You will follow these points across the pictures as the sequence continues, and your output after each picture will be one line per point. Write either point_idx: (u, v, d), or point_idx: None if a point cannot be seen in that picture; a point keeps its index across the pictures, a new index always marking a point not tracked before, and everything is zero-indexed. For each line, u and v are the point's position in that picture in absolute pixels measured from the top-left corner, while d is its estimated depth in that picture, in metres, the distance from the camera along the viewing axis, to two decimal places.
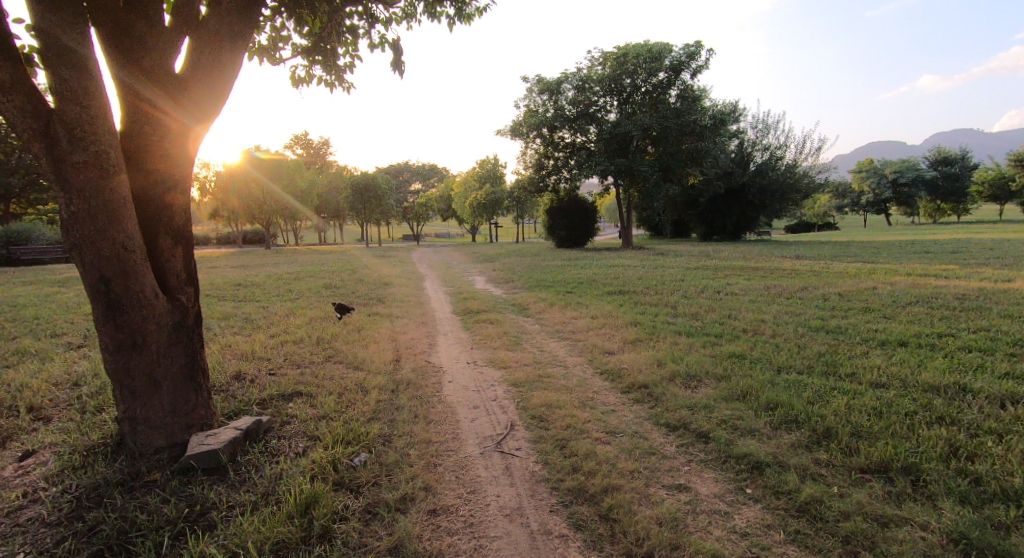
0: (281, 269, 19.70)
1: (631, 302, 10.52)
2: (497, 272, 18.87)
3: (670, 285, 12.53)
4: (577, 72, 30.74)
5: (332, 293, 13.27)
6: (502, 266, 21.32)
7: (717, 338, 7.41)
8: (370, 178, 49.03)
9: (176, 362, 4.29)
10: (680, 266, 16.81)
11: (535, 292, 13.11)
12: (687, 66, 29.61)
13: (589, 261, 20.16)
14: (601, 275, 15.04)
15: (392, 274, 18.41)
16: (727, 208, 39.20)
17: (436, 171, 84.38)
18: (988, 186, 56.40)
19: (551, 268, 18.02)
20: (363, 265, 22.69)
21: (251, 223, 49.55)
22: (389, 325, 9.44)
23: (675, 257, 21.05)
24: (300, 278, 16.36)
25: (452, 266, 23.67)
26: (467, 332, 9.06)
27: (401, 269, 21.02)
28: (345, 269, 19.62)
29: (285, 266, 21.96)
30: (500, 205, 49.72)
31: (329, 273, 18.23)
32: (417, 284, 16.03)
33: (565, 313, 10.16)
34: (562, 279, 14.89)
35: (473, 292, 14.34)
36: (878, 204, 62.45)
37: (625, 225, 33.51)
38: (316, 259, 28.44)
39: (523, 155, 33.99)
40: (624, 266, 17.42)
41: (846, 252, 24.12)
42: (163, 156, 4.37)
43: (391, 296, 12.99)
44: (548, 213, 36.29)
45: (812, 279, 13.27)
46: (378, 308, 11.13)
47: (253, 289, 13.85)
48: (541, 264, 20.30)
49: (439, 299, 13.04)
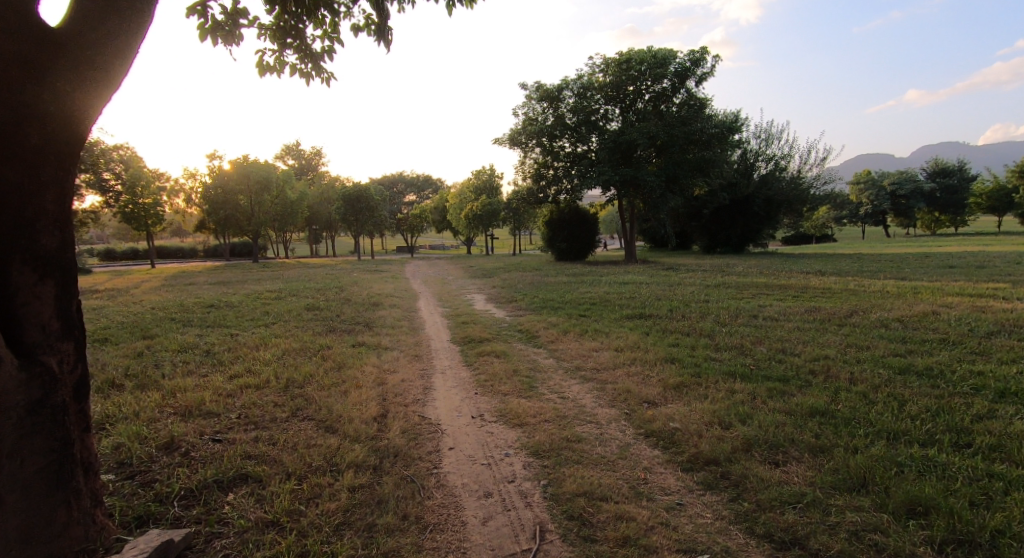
0: (263, 287, 18.19)
1: (659, 331, 9.06)
2: (496, 290, 17.41)
3: (696, 307, 11.12)
4: (578, 79, 29.52)
5: (314, 316, 11.78)
6: (501, 282, 19.86)
7: (783, 384, 5.98)
8: (363, 189, 47.68)
9: (32, 462, 2.91)
10: (697, 284, 15.40)
11: (542, 315, 11.67)
12: (693, 72, 28.38)
13: (594, 277, 18.72)
14: (613, 295, 13.64)
15: (383, 292, 16.94)
16: (730, 220, 37.87)
17: (430, 182, 83.06)
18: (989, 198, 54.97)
19: (555, 286, 16.60)
20: (353, 282, 21.20)
21: (239, 235, 47.93)
22: (377, 360, 7.96)
23: (687, 273, 19.68)
24: (280, 298, 14.84)
25: (448, 282, 22.21)
26: (470, 370, 7.58)
27: (393, 286, 19.48)
28: (332, 287, 18.13)
29: (268, 282, 20.43)
30: (496, 217, 48.40)
31: (315, 291, 16.75)
32: (411, 304, 14.55)
33: (583, 344, 8.71)
34: (570, 300, 13.45)
35: (473, 314, 12.86)
36: (876, 216, 61.67)
37: (628, 238, 32.13)
38: (303, 275, 26.89)
39: (521, 165, 32.62)
40: (636, 283, 16.00)
41: (864, 267, 22.85)
42: (19, 141, 2.90)
43: (382, 320, 11.52)
44: (548, 225, 34.96)
45: (851, 300, 11.90)
46: (366, 336, 9.66)
47: (226, 311, 12.33)
48: (544, 281, 18.87)
49: (435, 324, 11.56)
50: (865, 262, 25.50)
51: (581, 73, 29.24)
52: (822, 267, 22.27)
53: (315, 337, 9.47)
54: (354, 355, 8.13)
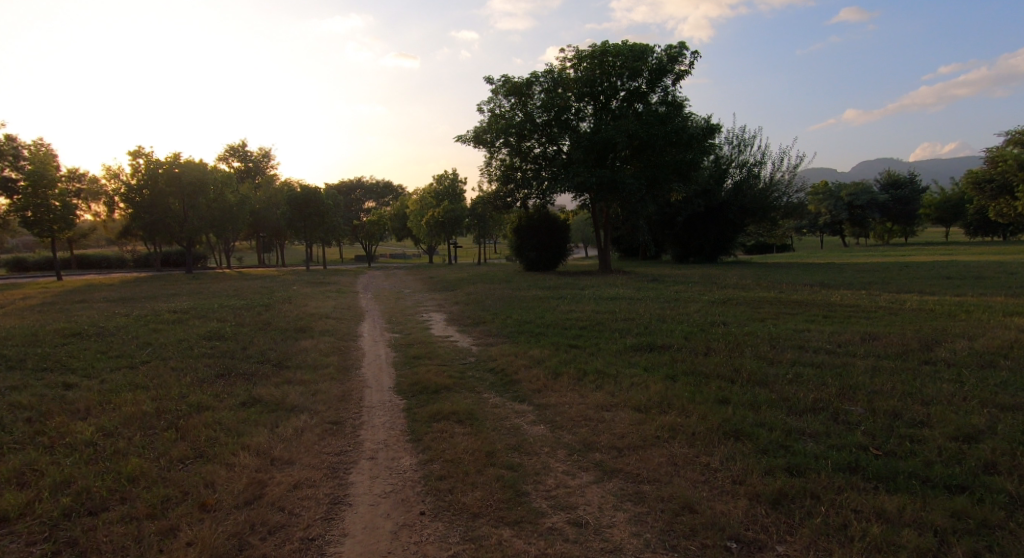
0: (175, 309, 15.04)
1: (690, 373, 6.43)
2: (459, 309, 14.61)
3: (718, 331, 8.56)
4: (547, 73, 27.29)
5: (214, 356, 8.80)
6: (465, 298, 17.09)
7: (967, 498, 3.38)
8: (312, 192, 44.30)
9: None
10: (697, 298, 12.90)
11: (518, 346, 8.93)
12: (670, 68, 26.08)
13: (571, 291, 16.06)
14: (603, 315, 11.03)
15: (320, 312, 13.92)
16: (704, 227, 35.79)
17: (389, 189, 79.47)
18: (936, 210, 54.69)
19: (528, 303, 13.93)
20: (291, 298, 18.14)
21: (174, 242, 44.47)
22: (270, 435, 5.08)
23: (674, 284, 17.22)
24: (184, 328, 11.74)
25: (403, 297, 19.41)
26: (416, 454, 4.77)
27: (337, 303, 16.55)
28: (259, 307, 15.05)
29: (187, 302, 17.21)
30: (459, 225, 45.59)
31: (234, 313, 13.66)
32: (351, 329, 11.61)
33: (585, 398, 6.01)
34: (552, 322, 10.80)
35: (429, 342, 10.04)
36: (833, 225, 60.00)
37: (602, 246, 29.86)
38: (238, 289, 23.75)
39: (487, 166, 30.26)
40: (624, 299, 13.45)
41: (860, 275, 20.74)
42: None
43: (302, 356, 8.58)
44: (516, 232, 32.32)
45: (900, 319, 9.46)
46: (272, 389, 6.73)
47: (96, 352, 9.25)
48: (514, 295, 16.15)
49: (377, 361, 8.65)
50: (856, 271, 23.55)
51: (552, 67, 26.95)
52: (812, 275, 20.38)
53: (195, 395, 6.50)
54: (238, 432, 5.22)
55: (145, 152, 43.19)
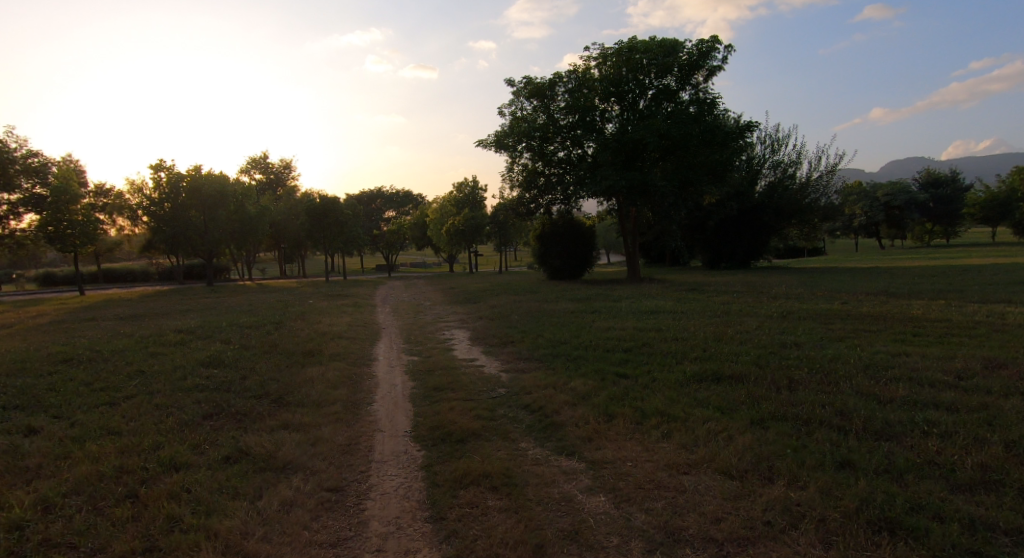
0: (181, 328, 14.14)
1: (779, 418, 5.11)
2: (483, 325, 13.43)
3: (792, 354, 7.22)
4: (571, 73, 26.20)
5: (208, 389, 7.71)
6: (489, 311, 15.91)
7: None
8: (331, 202, 43.72)
9: None
10: (749, 312, 11.51)
11: (553, 374, 7.70)
12: (703, 64, 24.68)
13: (605, 304, 14.78)
14: (646, 333, 9.75)
15: (332, 330, 12.87)
16: (736, 232, 34.11)
17: (409, 199, 79.00)
18: (980, 209, 51.92)
19: (559, 318, 12.67)
20: (305, 313, 17.19)
21: (195, 254, 44.43)
22: (250, 518, 3.92)
23: (717, 294, 15.76)
24: (185, 351, 10.76)
25: (422, 310, 18.33)
26: (438, 549, 3.61)
27: (353, 319, 15.50)
28: (268, 325, 14.06)
29: (197, 320, 16.37)
30: (479, 232, 44.57)
31: (240, 333, 12.67)
32: (364, 351, 10.47)
33: (648, 452, 4.76)
34: (590, 342, 9.53)
35: (452, 368, 8.84)
36: (868, 227, 57.56)
37: (631, 253, 28.46)
38: (253, 303, 22.99)
39: (508, 172, 29.26)
40: (667, 313, 12.10)
41: (918, 278, 18.94)
42: None
43: (306, 390, 7.44)
44: (540, 239, 31.14)
45: (1010, 337, 7.94)
46: (264, 436, 5.59)
47: (80, 384, 8.27)
48: (542, 309, 14.93)
49: (392, 394, 7.49)
50: (910, 274, 21.71)
51: (576, 67, 25.86)
52: (861, 280, 18.92)
53: (172, 445, 5.40)
54: (211, 511, 4.07)
55: (165, 165, 43.20)
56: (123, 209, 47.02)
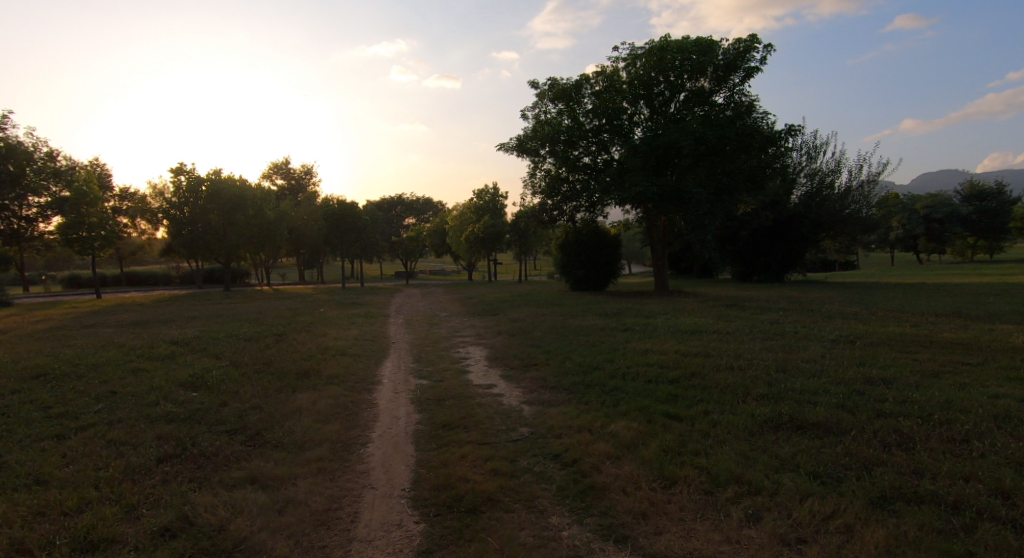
0: (178, 339, 13.14)
1: (905, 498, 3.75)
2: (503, 342, 12.17)
3: (887, 396, 5.81)
4: (598, 75, 25.03)
5: (179, 419, 6.56)
6: (509, 326, 14.68)
7: None
8: (349, 208, 42.99)
9: None
10: (807, 334, 10.08)
11: (588, 411, 6.38)
12: (739, 65, 23.25)
13: (637, 321, 13.44)
14: (691, 359, 8.39)
15: (337, 345, 11.71)
16: (770, 243, 32.36)
17: (429, 206, 78.28)
18: None
19: (587, 337, 11.35)
20: (314, 323, 16.15)
21: (213, 258, 44.07)
22: None
23: (761, 312, 14.30)
24: (170, 367, 9.67)
25: (438, 323, 17.16)
26: None
27: (362, 331, 14.37)
28: (270, 337, 12.98)
29: (199, 329, 15.43)
30: (500, 241, 43.45)
31: (236, 347, 11.58)
32: (368, 372, 9.27)
33: (732, 546, 3.44)
34: (627, 368, 8.21)
35: (467, 397, 7.59)
36: (905, 240, 55.15)
37: (660, 264, 27.01)
38: (263, 311, 22.10)
39: (531, 177, 28.16)
40: (710, 333, 10.73)
41: (984, 295, 17.17)
42: None
43: (292, 424, 6.23)
44: (562, 248, 29.85)
45: None
46: (222, 496, 4.38)
47: (39, 408, 7.19)
48: (567, 325, 13.63)
49: (392, 431, 6.24)
50: (971, 290, 19.87)
51: (604, 67, 24.70)
52: (913, 297, 17.35)
53: (105, 507, 4.22)
54: None
55: (185, 169, 43.14)
56: (144, 213, 47.08)
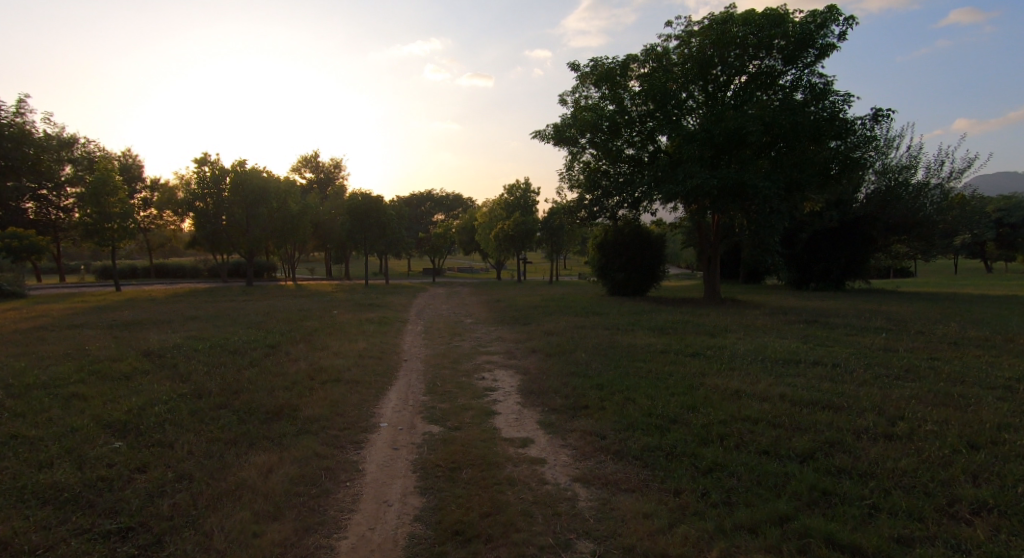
0: (154, 348, 11.15)
1: None
2: (539, 367, 9.84)
3: None
4: (647, 55, 22.56)
5: (61, 499, 4.36)
6: (545, 341, 12.35)
7: None
8: (374, 201, 41.19)
9: None
10: (953, 376, 7.48)
11: (688, 521, 3.98)
12: (813, 40, 20.38)
13: (703, 341, 10.97)
14: (811, 414, 5.91)
15: (337, 365, 9.55)
16: (832, 247, 29.24)
17: (459, 203, 76.36)
18: None
19: (648, 366, 8.93)
20: (319, 330, 14.09)
21: (236, 251, 42.94)
22: None
23: (855, 332, 11.66)
24: (117, 390, 7.57)
25: (462, 332, 14.94)
26: None
27: (372, 343, 12.20)
28: (261, 350, 10.90)
29: (190, 334, 13.52)
30: (531, 239, 41.16)
31: (214, 363, 9.49)
32: (365, 412, 7.01)
33: None
34: (723, 425, 5.77)
35: (496, 467, 5.26)
36: (970, 246, 50.94)
37: (711, 269, 24.28)
38: (273, 310, 20.30)
39: (568, 171, 25.78)
40: (813, 368, 8.21)
41: None
42: None
43: (221, 523, 3.99)
44: (600, 249, 27.34)
45: None
46: None
47: None
48: (617, 344, 11.23)
49: (374, 541, 3.93)
50: None
51: (655, 47, 22.26)
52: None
53: None
54: None
55: (209, 160, 42.07)
56: (169, 204, 46.19)
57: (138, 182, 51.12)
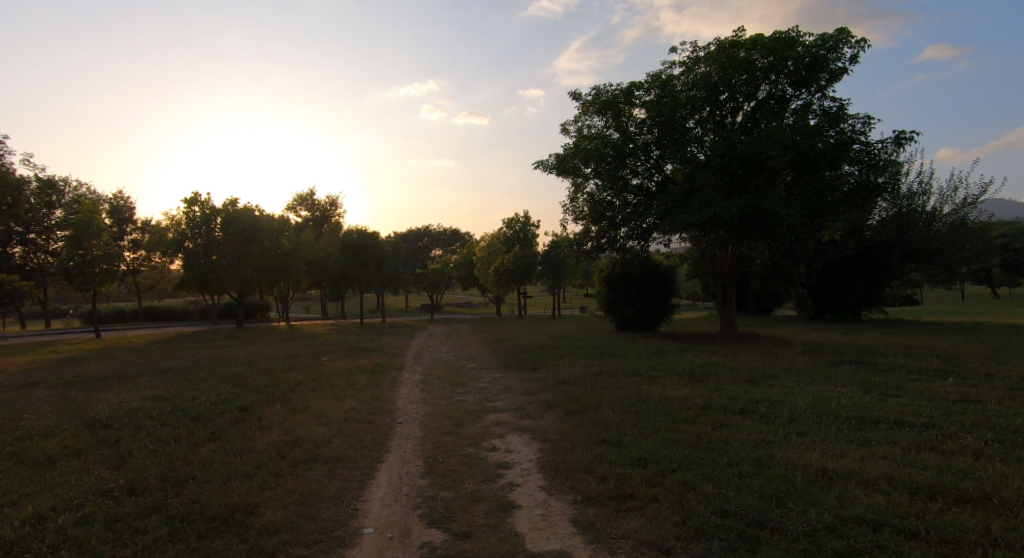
0: (107, 415, 9.52)
1: None
2: (558, 430, 8.27)
3: None
4: (651, 81, 21.46)
5: None
6: (561, 394, 10.82)
7: None
8: (369, 238, 39.92)
9: None
10: None
11: None
12: (828, 62, 19.12)
13: (747, 392, 9.42)
14: (946, 515, 4.36)
15: (317, 435, 7.95)
16: (849, 276, 27.88)
17: (457, 237, 75.33)
18: None
19: (693, 430, 7.36)
20: (304, 384, 12.54)
21: (227, 292, 41.49)
22: None
23: (916, 376, 10.14)
24: (34, 484, 6.00)
25: (464, 381, 13.39)
26: None
27: (363, 400, 10.63)
28: (232, 416, 9.29)
29: (156, 393, 11.94)
30: (532, 273, 39.84)
31: (169, 439, 7.88)
32: (343, 514, 5.39)
33: None
34: (833, 538, 4.20)
35: None
36: (978, 271, 49.80)
37: (727, 302, 22.82)
38: (258, 357, 18.69)
39: (572, 202, 24.58)
40: (900, 431, 6.67)
41: None
42: None
43: None
44: (607, 282, 25.94)
45: None
46: None
47: None
48: (646, 398, 9.65)
49: None
50: None
51: (659, 73, 21.26)
52: None
53: None
54: None
55: (199, 200, 40.87)
56: (159, 245, 44.92)
57: (129, 224, 49.83)
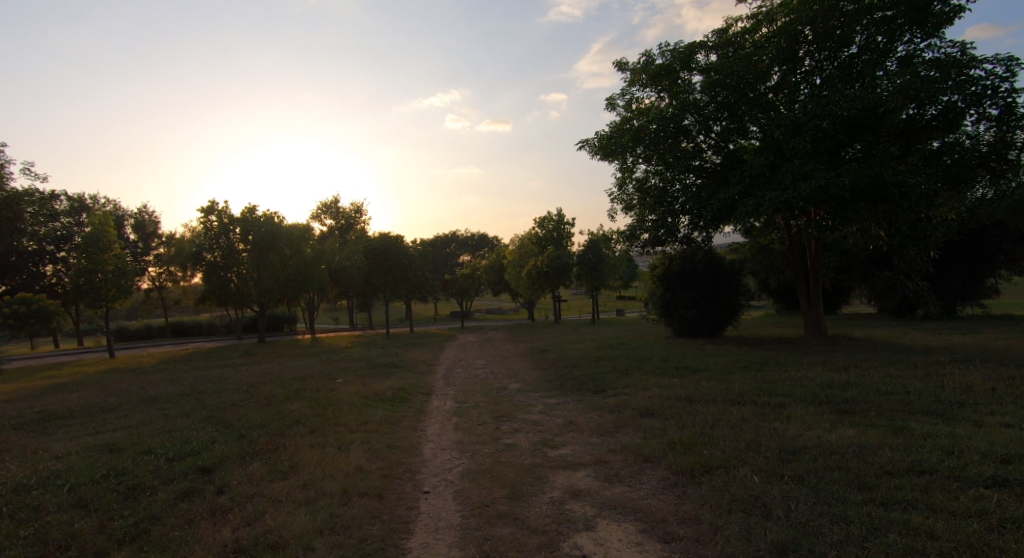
0: (12, 485, 6.67)
1: None
2: (683, 518, 5.04)
3: None
4: (714, 40, 18.07)
5: None
6: (655, 437, 7.62)
7: None
8: (394, 242, 37.29)
9: None
10: None
11: None
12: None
13: (963, 438, 6.10)
14: None
15: (293, 535, 4.93)
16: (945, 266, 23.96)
17: (485, 241, 72.49)
18: None
19: (949, 533, 4.10)
20: (304, 422, 9.56)
21: (248, 306, 39.39)
22: None
23: None
24: None
25: (511, 413, 10.29)
26: None
27: (377, 451, 7.59)
28: (182, 487, 6.32)
29: (109, 439, 9.10)
30: (568, 275, 36.84)
31: (58, 549, 4.92)
32: None
33: None
34: None
35: None
36: None
37: (811, 300, 19.20)
38: (262, 382, 15.88)
39: (620, 190, 21.35)
40: None
41: None
42: None
43: None
44: (663, 281, 22.56)
45: None
46: None
47: None
48: (796, 448, 6.33)
49: None
50: None
51: (725, 30, 17.97)
52: None
53: None
54: None
55: (216, 209, 38.92)
56: (179, 258, 43.14)
57: (152, 238, 48.12)
